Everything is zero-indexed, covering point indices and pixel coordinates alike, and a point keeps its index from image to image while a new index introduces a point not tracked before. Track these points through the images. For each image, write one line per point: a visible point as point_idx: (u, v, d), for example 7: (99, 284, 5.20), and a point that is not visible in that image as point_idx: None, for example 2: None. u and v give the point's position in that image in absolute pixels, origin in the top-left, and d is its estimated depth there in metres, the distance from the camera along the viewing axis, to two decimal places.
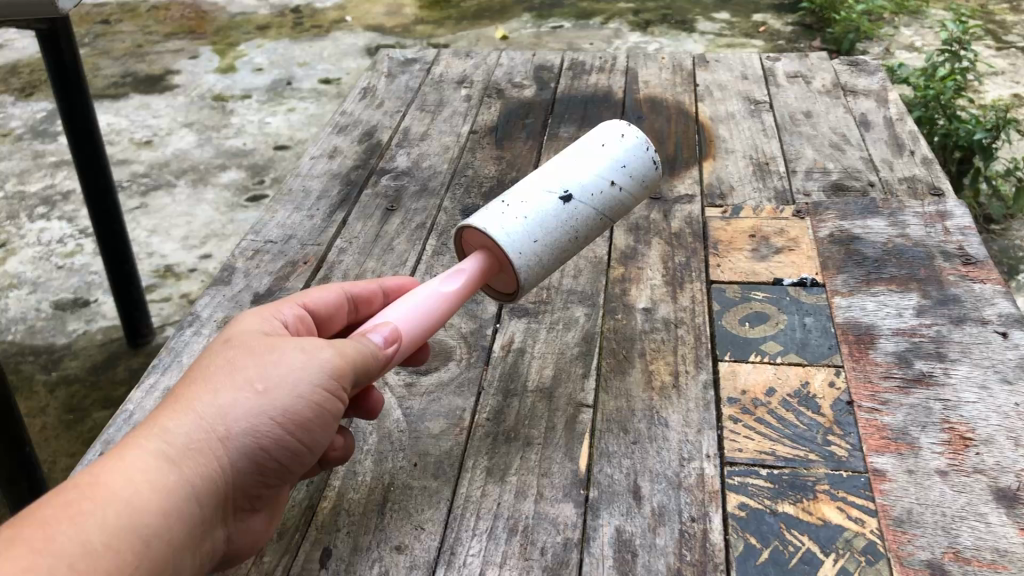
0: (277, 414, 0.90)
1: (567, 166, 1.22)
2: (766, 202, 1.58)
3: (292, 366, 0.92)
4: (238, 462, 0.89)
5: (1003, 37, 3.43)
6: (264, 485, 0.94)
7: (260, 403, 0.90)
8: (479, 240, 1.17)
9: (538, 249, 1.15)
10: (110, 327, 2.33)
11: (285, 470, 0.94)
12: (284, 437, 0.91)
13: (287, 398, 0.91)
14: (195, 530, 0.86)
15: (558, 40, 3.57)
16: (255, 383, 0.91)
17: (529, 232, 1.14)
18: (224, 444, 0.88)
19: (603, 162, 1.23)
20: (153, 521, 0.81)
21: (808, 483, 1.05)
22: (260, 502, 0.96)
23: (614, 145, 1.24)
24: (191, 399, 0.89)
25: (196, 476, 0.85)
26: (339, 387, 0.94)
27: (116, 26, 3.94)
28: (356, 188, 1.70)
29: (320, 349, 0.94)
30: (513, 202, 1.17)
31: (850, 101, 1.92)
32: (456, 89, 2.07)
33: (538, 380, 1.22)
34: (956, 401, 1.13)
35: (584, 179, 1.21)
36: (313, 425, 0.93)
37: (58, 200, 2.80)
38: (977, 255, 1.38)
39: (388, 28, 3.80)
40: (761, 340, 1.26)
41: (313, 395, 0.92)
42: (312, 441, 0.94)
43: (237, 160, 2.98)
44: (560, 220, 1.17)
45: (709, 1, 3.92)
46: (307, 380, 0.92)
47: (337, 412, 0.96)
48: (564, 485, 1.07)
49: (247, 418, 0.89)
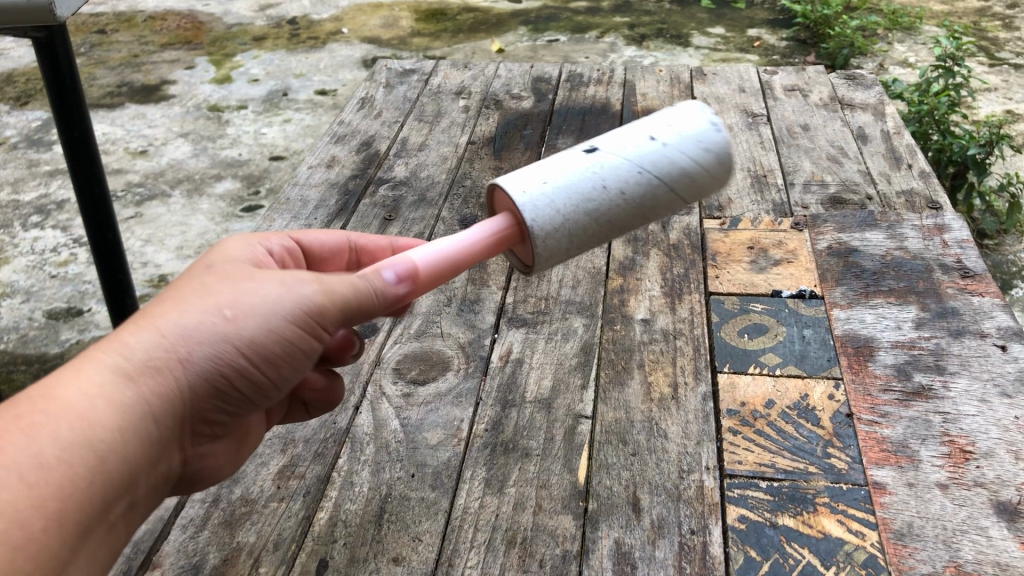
0: (241, 344, 0.86)
1: (623, 133, 1.02)
2: (764, 214, 1.58)
3: (266, 295, 0.87)
4: (198, 386, 0.86)
5: (996, 54, 3.45)
6: (228, 411, 0.92)
7: (227, 329, 0.85)
8: (505, 202, 1.01)
9: (557, 215, 0.95)
10: (103, 336, 2.31)
11: (251, 398, 0.92)
12: (249, 366, 0.87)
13: (255, 328, 0.86)
14: (153, 453, 0.85)
15: (554, 54, 3.58)
16: (225, 310, 0.86)
17: (548, 196, 0.96)
18: (185, 367, 0.84)
19: (669, 131, 1.00)
20: (105, 440, 0.79)
21: (808, 495, 1.04)
22: (223, 427, 0.95)
23: (688, 117, 1.02)
24: (158, 318, 0.85)
25: (152, 395, 0.83)
26: (317, 324, 0.89)
27: (112, 36, 3.94)
28: (354, 197, 1.69)
29: (303, 281, 0.88)
30: (544, 166, 0.99)
31: (848, 115, 1.93)
32: (454, 99, 2.08)
33: (537, 391, 1.21)
34: (956, 414, 1.13)
35: (640, 145, 1.00)
36: (281, 358, 0.89)
37: (53, 209, 2.79)
38: (976, 268, 1.38)
39: (384, 40, 3.81)
40: (760, 352, 1.26)
41: (283, 330, 0.87)
42: (279, 373, 0.91)
43: (233, 171, 2.97)
44: (596, 188, 0.97)
45: (704, 15, 3.93)
46: (279, 314, 0.87)
47: (312, 346, 0.91)
48: (563, 497, 1.06)
49: (211, 345, 0.85)
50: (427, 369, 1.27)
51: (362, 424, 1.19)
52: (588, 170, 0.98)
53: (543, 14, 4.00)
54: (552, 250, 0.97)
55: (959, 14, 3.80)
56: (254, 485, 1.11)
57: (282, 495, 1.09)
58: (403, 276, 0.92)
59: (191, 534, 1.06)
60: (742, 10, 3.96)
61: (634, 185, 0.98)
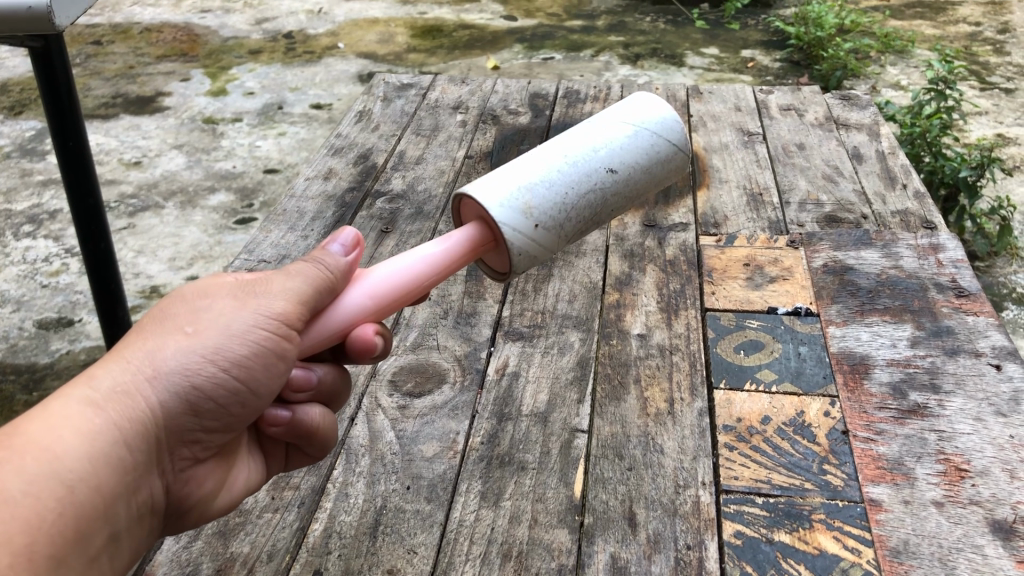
0: (207, 353, 0.89)
1: (581, 132, 1.05)
2: (760, 231, 1.59)
3: (227, 310, 0.91)
4: (169, 403, 0.88)
5: (987, 78, 3.48)
6: (203, 431, 0.93)
7: (191, 344, 0.89)
8: (473, 209, 0.98)
9: (544, 218, 0.97)
10: (94, 347, 2.29)
11: (226, 416, 0.93)
12: (219, 378, 0.89)
13: (220, 339, 0.89)
14: (126, 477, 0.85)
15: (549, 71, 3.60)
16: (185, 327, 0.90)
17: (533, 197, 0.97)
18: (152, 385, 0.87)
19: (628, 128, 1.05)
20: (73, 468, 0.80)
21: (804, 512, 1.04)
22: (201, 452, 0.96)
23: (640, 113, 1.07)
24: (121, 348, 0.88)
25: (121, 418, 0.84)
26: (281, 327, 0.91)
27: (108, 47, 3.95)
28: (350, 210, 1.70)
29: (262, 290, 0.92)
30: (513, 167, 0.99)
31: (843, 135, 1.94)
32: (451, 114, 2.08)
33: (533, 404, 1.21)
34: (951, 432, 1.13)
35: (604, 142, 1.04)
36: (253, 368, 0.91)
37: (45, 218, 2.78)
38: (970, 287, 1.39)
39: (380, 56, 3.82)
40: (756, 368, 1.26)
41: (248, 334, 0.90)
42: (253, 384, 0.92)
43: (227, 183, 2.97)
44: (572, 187, 1.00)
45: (699, 35, 3.95)
46: (241, 321, 0.90)
47: (287, 352, 0.92)
48: (559, 511, 1.06)
49: (174, 360, 0.88)
50: (423, 382, 1.27)
51: (357, 436, 1.18)
52: (562, 169, 1.00)
53: (538, 31, 4.02)
54: (535, 254, 0.98)
55: (950, 38, 3.83)
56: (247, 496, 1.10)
57: (276, 506, 1.09)
58: (348, 245, 0.99)
59: (185, 545, 1.05)
60: (736, 30, 3.98)
61: (604, 181, 1.02)
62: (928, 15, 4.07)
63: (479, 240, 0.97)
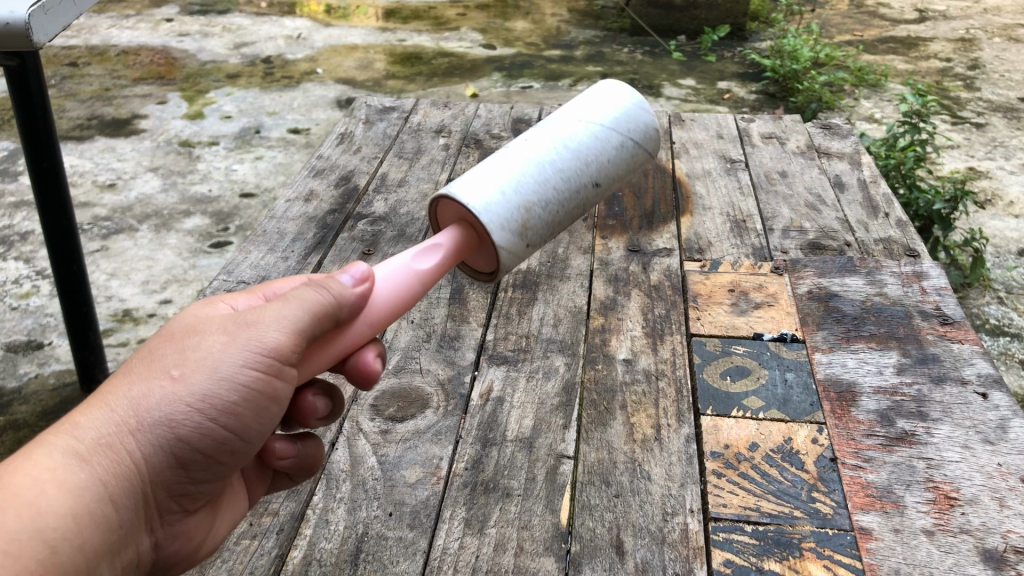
0: (193, 399, 0.84)
1: (549, 128, 1.10)
2: (744, 258, 1.58)
3: (216, 348, 0.86)
4: (154, 455, 0.84)
5: (958, 113, 3.52)
6: (193, 480, 0.90)
7: (176, 389, 0.84)
8: (452, 211, 1.00)
9: (527, 215, 1.00)
10: (63, 370, 2.24)
11: (215, 462, 0.89)
12: (204, 425, 0.85)
13: (206, 383, 0.85)
14: (112, 533, 0.83)
15: (528, 100, 3.60)
16: (172, 370, 0.85)
17: (516, 203, 1.00)
18: (135, 437, 0.83)
19: (596, 124, 1.11)
20: (56, 527, 0.78)
21: (794, 540, 1.03)
22: (192, 502, 0.93)
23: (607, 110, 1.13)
24: (105, 393, 0.85)
25: (107, 472, 0.82)
26: (274, 366, 0.86)
27: (84, 69, 3.92)
28: (332, 231, 1.68)
29: (253, 325, 0.87)
30: (491, 170, 1.02)
31: (824, 163, 1.95)
32: (434, 138, 2.07)
33: (518, 429, 1.19)
34: (939, 460, 1.12)
35: (576, 134, 1.09)
36: (243, 412, 0.87)
37: (16, 240, 2.74)
38: (954, 315, 1.39)
39: (358, 82, 3.81)
40: (743, 395, 1.25)
41: (237, 379, 0.85)
42: (242, 430, 0.88)
43: (202, 207, 2.93)
44: (555, 181, 1.04)
45: (676, 67, 3.98)
46: (228, 362, 0.85)
47: (277, 394, 0.88)
48: (545, 539, 1.04)
49: (160, 407, 0.84)
50: (406, 406, 1.24)
51: (338, 461, 1.16)
52: (544, 164, 1.04)
53: (517, 60, 4.03)
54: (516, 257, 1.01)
55: (922, 73, 3.88)
56: None
57: (255, 532, 1.06)
58: (362, 276, 0.91)
59: None
60: (712, 62, 4.01)
61: (583, 176, 1.07)
62: (900, 51, 4.13)
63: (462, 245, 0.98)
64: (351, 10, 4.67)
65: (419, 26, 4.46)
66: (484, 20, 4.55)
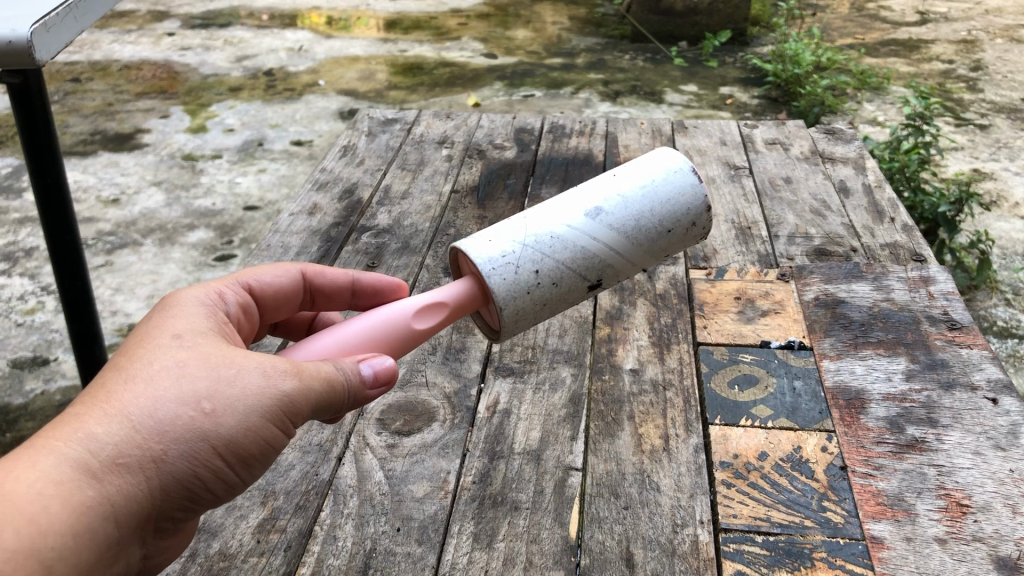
0: (219, 443, 0.84)
1: (598, 189, 1.10)
2: (750, 265, 1.58)
3: (247, 389, 0.85)
4: (167, 487, 0.83)
5: (961, 114, 3.51)
6: (187, 512, 0.88)
7: (204, 426, 0.83)
8: (469, 266, 1.07)
9: (536, 279, 1.04)
10: (69, 387, 2.23)
11: (213, 498, 0.89)
12: (218, 467, 0.85)
13: (232, 429, 0.84)
14: (107, 551, 0.80)
15: (530, 109, 3.61)
16: (200, 402, 0.83)
17: (530, 267, 1.04)
18: (156, 466, 0.82)
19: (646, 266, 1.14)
20: (57, 546, 0.74)
21: (805, 550, 1.02)
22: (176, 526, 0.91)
23: (680, 243, 1.11)
24: (123, 404, 0.81)
25: (116, 493, 0.79)
26: (289, 424, 0.89)
27: (86, 84, 3.94)
28: (336, 244, 1.67)
29: (285, 372, 0.87)
30: (520, 226, 1.07)
31: (829, 168, 1.95)
32: (437, 149, 2.07)
33: (525, 442, 1.19)
34: (950, 467, 1.12)
35: (616, 203, 1.08)
36: (255, 459, 0.88)
37: (21, 256, 2.74)
38: (962, 320, 1.38)
39: (361, 93, 3.81)
40: (751, 404, 1.24)
41: (261, 430, 0.86)
42: (246, 473, 0.89)
43: (206, 221, 2.93)
44: (577, 245, 1.06)
45: (677, 73, 3.97)
46: (258, 411, 0.85)
47: (281, 444, 0.90)
48: (554, 552, 1.03)
49: (185, 442, 0.82)
50: (412, 420, 1.24)
51: (345, 476, 1.15)
52: (574, 229, 1.06)
53: (518, 69, 4.03)
54: (521, 322, 1.06)
55: (925, 75, 3.88)
56: (232, 539, 1.07)
57: (262, 550, 1.06)
58: (381, 377, 0.95)
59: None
60: (714, 68, 4.01)
61: (616, 244, 1.07)
62: (902, 53, 4.13)
63: (472, 296, 1.06)
64: (353, 21, 4.69)
65: (421, 36, 4.46)
66: (486, 29, 4.55)
